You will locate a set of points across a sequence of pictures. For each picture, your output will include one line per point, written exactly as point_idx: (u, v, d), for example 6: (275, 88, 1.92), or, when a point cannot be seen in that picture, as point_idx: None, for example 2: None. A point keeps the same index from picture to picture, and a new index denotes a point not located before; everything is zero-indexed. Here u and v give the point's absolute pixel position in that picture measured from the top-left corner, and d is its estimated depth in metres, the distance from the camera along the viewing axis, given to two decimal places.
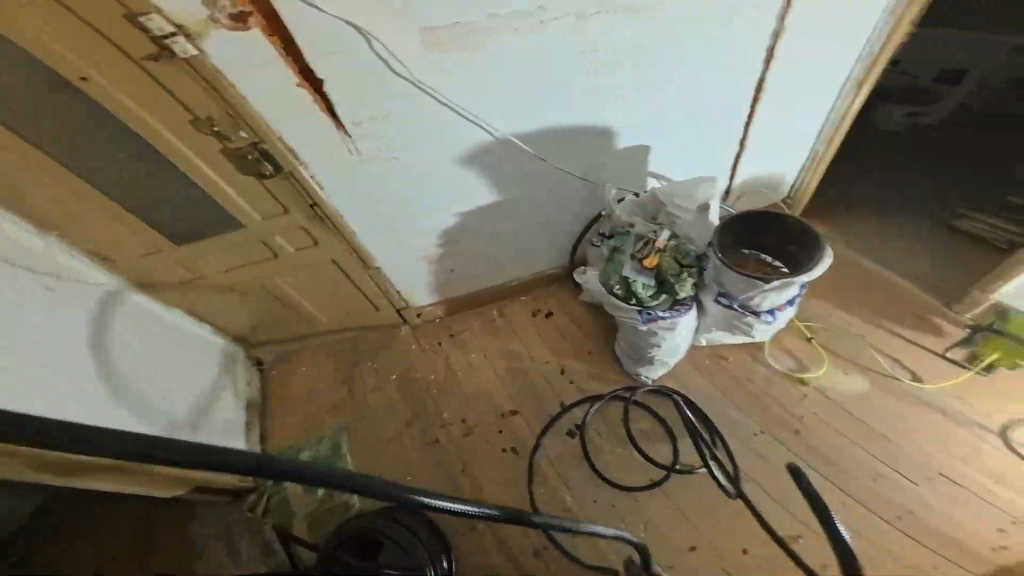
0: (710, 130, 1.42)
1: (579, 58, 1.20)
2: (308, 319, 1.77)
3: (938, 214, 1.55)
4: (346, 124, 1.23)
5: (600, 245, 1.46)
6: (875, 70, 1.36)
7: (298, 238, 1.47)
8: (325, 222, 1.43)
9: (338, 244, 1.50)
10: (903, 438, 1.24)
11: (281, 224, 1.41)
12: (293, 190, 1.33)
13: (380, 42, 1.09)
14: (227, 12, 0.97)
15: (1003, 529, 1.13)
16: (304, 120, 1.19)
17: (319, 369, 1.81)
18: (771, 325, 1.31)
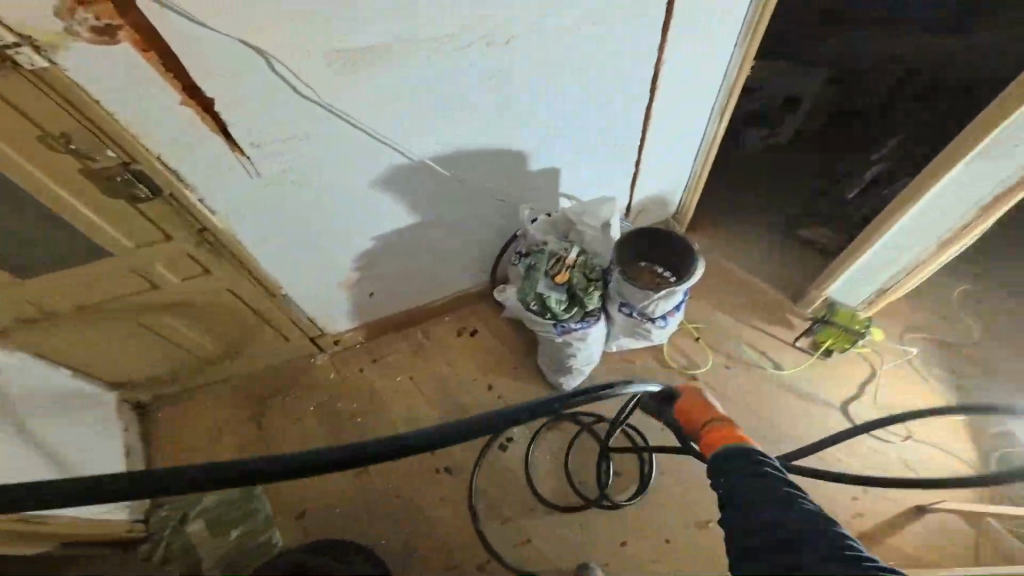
0: (611, 157, 1.55)
1: (484, 83, 1.21)
2: (204, 353, 1.61)
3: (786, 225, 1.86)
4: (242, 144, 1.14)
5: (517, 264, 1.51)
6: (730, 102, 1.52)
7: (186, 267, 1.34)
8: (216, 247, 1.32)
9: (234, 270, 1.39)
10: (771, 419, 1.51)
11: (161, 252, 1.27)
12: (175, 214, 1.21)
13: (284, 65, 1.02)
14: (88, 24, 0.85)
15: (856, 497, 1.41)
16: (190, 140, 1.09)
17: (225, 408, 1.69)
18: (665, 329, 1.47)
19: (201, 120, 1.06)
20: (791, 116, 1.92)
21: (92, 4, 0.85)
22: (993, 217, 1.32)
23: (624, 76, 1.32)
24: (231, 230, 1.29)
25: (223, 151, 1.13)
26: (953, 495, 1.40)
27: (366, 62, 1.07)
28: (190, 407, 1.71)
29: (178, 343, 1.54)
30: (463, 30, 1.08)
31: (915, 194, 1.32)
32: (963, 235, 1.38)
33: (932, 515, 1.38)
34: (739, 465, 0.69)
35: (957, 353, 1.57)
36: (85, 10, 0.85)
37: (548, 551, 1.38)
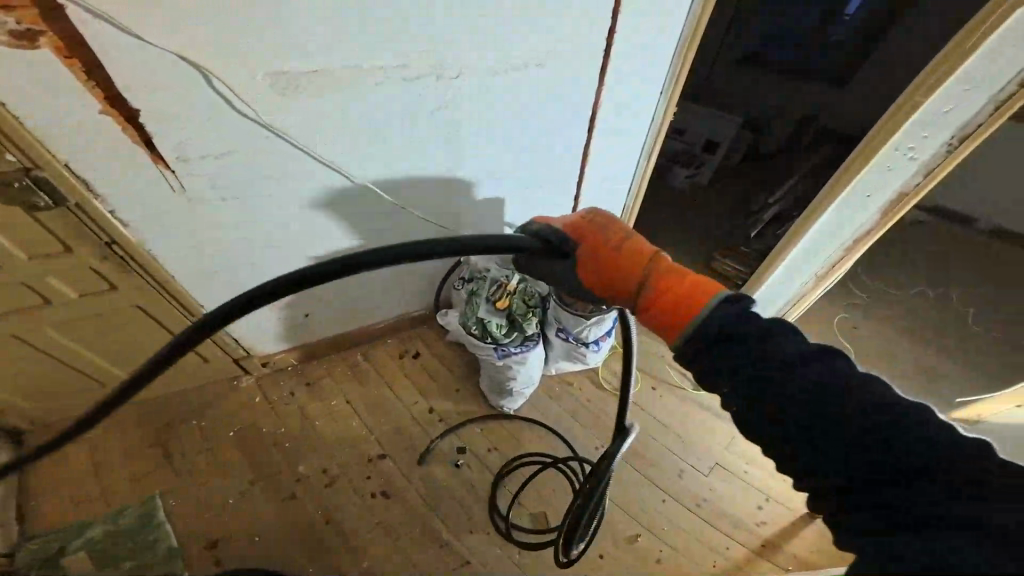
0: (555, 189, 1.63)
1: (436, 114, 1.24)
2: (103, 378, 1.44)
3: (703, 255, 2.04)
4: (169, 159, 1.06)
5: (460, 288, 1.58)
6: (658, 146, 1.67)
7: (87, 281, 1.20)
8: (125, 263, 1.20)
9: (146, 285, 1.27)
10: (691, 435, 1.61)
11: (57, 264, 1.14)
12: (81, 225, 1.09)
13: (223, 82, 0.98)
14: (7, 28, 0.78)
15: (761, 505, 1.49)
16: (106, 150, 0.99)
17: (120, 434, 1.49)
18: (599, 352, 1.56)
19: (123, 130, 0.98)
20: (710, 158, 2.21)
21: (13, 7, 0.78)
22: (854, 255, 1.58)
23: (562, 113, 1.40)
24: (144, 244, 1.18)
25: (146, 165, 1.05)
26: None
27: (315, 84, 1.06)
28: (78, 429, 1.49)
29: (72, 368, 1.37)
30: (415, 61, 1.11)
31: (797, 233, 1.54)
32: (834, 270, 1.63)
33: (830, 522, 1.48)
34: (718, 323, 0.73)
35: None
36: (6, 14, 0.78)
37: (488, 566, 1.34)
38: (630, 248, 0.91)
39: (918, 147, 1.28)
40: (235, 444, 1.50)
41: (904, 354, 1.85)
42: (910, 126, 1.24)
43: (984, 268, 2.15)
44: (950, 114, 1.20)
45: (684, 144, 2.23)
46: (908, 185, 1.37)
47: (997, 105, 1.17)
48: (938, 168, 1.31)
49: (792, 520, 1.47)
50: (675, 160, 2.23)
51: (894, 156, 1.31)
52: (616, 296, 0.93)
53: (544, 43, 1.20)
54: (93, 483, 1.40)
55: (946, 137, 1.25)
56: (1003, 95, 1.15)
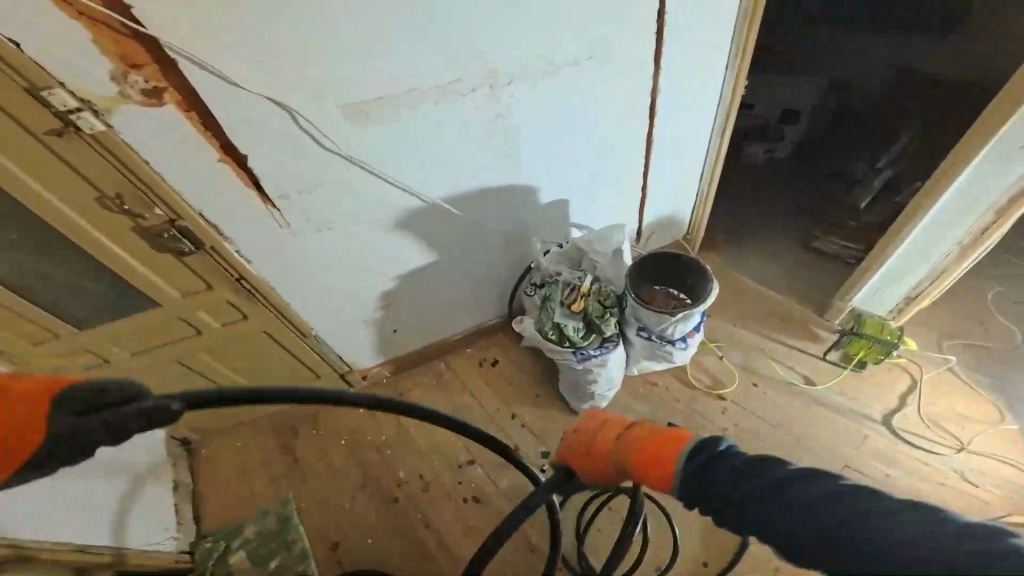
0: (568, 193, 1.55)
1: (496, 123, 1.30)
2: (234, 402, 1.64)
3: (803, 237, 1.83)
4: (272, 196, 1.24)
5: (533, 294, 1.59)
6: (729, 125, 1.59)
7: (223, 313, 1.42)
8: (252, 294, 1.41)
9: (268, 313, 1.47)
10: (811, 438, 1.40)
11: (201, 299, 1.36)
12: (216, 267, 1.31)
13: (307, 119, 1.13)
14: (139, 87, 0.98)
15: None
16: (220, 190, 1.18)
17: (257, 447, 1.65)
18: (686, 350, 1.45)
19: (238, 176, 1.17)
20: (791, 128, 1.94)
21: (142, 68, 0.97)
22: (1010, 218, 1.29)
23: (587, 108, 1.37)
24: (262, 277, 1.38)
25: (256, 205, 1.23)
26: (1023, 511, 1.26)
27: (381, 111, 1.17)
28: (219, 446, 1.66)
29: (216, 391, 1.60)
30: (472, 74, 1.19)
31: (923, 202, 1.33)
32: (982, 240, 1.34)
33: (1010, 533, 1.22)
34: (713, 473, 0.66)
35: (997, 358, 1.49)
36: (137, 74, 0.97)
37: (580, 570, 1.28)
38: (597, 430, 0.80)
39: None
40: (348, 451, 1.60)
41: None
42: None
43: None
44: None
45: (757, 118, 1.96)
46: None
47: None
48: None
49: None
50: (747, 135, 1.99)
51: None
52: (609, 479, 0.78)
53: (591, 36, 1.23)
54: (241, 489, 1.58)
55: None
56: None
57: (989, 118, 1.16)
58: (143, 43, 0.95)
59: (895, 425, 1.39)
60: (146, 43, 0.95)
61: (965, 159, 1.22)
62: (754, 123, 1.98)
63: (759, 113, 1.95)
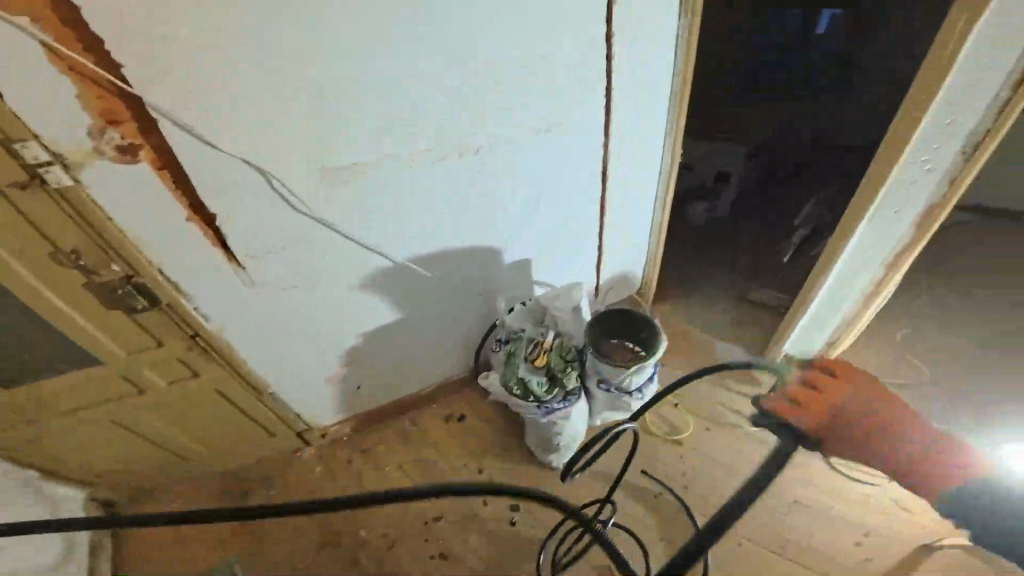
0: (568, 194, 1.57)
1: (465, 190, 1.38)
2: (187, 454, 1.59)
3: (739, 289, 2.00)
4: (239, 256, 1.23)
5: (498, 349, 1.63)
6: (668, 190, 1.77)
7: (174, 371, 1.36)
8: (207, 352, 1.36)
9: (223, 372, 1.41)
10: (765, 475, 1.48)
11: (151, 357, 1.30)
12: (170, 324, 1.27)
13: (282, 183, 1.15)
14: (114, 143, 0.98)
15: (859, 542, 1.36)
16: (186, 248, 1.17)
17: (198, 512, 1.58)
18: (644, 400, 1.54)
19: (205, 235, 1.17)
20: (725, 188, 2.19)
21: (120, 125, 0.98)
22: (899, 272, 1.53)
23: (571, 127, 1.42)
24: (220, 335, 1.34)
25: (221, 264, 1.22)
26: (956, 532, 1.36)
27: (354, 175, 1.22)
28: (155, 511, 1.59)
29: (164, 446, 1.53)
30: (441, 142, 1.27)
31: (832, 260, 1.52)
32: (883, 287, 1.57)
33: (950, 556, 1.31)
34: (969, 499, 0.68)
35: (912, 394, 1.67)
36: (115, 130, 0.97)
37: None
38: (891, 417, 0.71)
39: (933, 159, 1.31)
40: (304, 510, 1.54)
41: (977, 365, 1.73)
42: (920, 139, 1.26)
43: None
44: (952, 123, 1.24)
45: (695, 179, 2.22)
46: (935, 195, 1.39)
47: (997, 110, 1.21)
48: (961, 174, 1.33)
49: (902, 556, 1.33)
50: (690, 195, 2.22)
51: (911, 170, 1.33)
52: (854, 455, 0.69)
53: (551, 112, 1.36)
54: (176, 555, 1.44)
55: (957, 146, 1.29)
56: (1000, 101, 1.19)
57: (866, 191, 1.38)
58: (127, 101, 0.96)
59: (835, 458, 1.50)
60: (129, 100, 0.96)
61: (857, 221, 1.43)
62: (693, 183, 2.22)
63: (697, 174, 2.20)
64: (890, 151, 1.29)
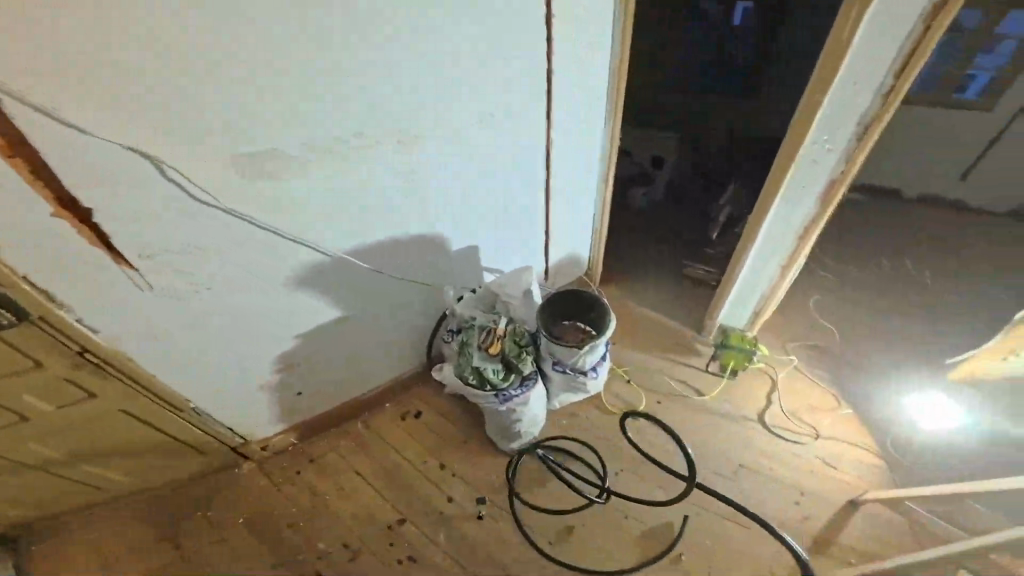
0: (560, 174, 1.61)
1: (400, 179, 1.28)
2: (99, 483, 1.42)
3: (676, 267, 2.10)
4: (130, 257, 1.07)
5: (451, 340, 1.58)
6: (611, 171, 1.75)
7: (63, 394, 1.18)
8: (102, 368, 1.19)
9: (123, 389, 1.24)
10: (710, 445, 1.60)
11: (29, 381, 1.12)
12: (49, 341, 1.09)
13: (177, 171, 1.00)
14: None
15: (797, 501, 1.50)
16: (57, 253, 0.99)
17: (128, 531, 1.47)
18: (598, 378, 1.57)
19: (79, 234, 0.99)
20: (660, 173, 2.26)
21: None
22: (810, 244, 1.59)
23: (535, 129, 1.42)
24: (115, 348, 1.17)
25: (107, 266, 1.05)
26: (873, 485, 1.53)
27: (275, 166, 1.10)
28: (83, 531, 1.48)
29: (70, 477, 1.36)
30: (375, 130, 1.15)
31: (753, 232, 1.61)
32: (795, 260, 1.64)
33: (871, 508, 1.47)
34: None
35: (833, 356, 1.85)
36: None
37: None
38: None
39: (831, 139, 1.38)
40: (254, 528, 1.46)
41: (884, 329, 1.93)
42: (818, 120, 1.35)
43: (937, 233, 2.25)
44: (847, 106, 1.31)
45: (635, 165, 2.29)
46: (834, 175, 1.44)
47: (883, 95, 1.27)
48: (856, 155, 1.39)
49: (833, 512, 1.48)
50: (630, 181, 2.30)
51: (812, 150, 1.41)
52: None
53: (495, 100, 1.28)
54: None
55: (852, 128, 1.35)
56: (886, 86, 1.25)
57: (779, 168, 1.47)
58: None
59: (770, 421, 1.66)
60: None
61: (771, 197, 1.53)
62: (633, 169, 2.30)
63: (636, 161, 2.28)
64: (798, 129, 1.38)
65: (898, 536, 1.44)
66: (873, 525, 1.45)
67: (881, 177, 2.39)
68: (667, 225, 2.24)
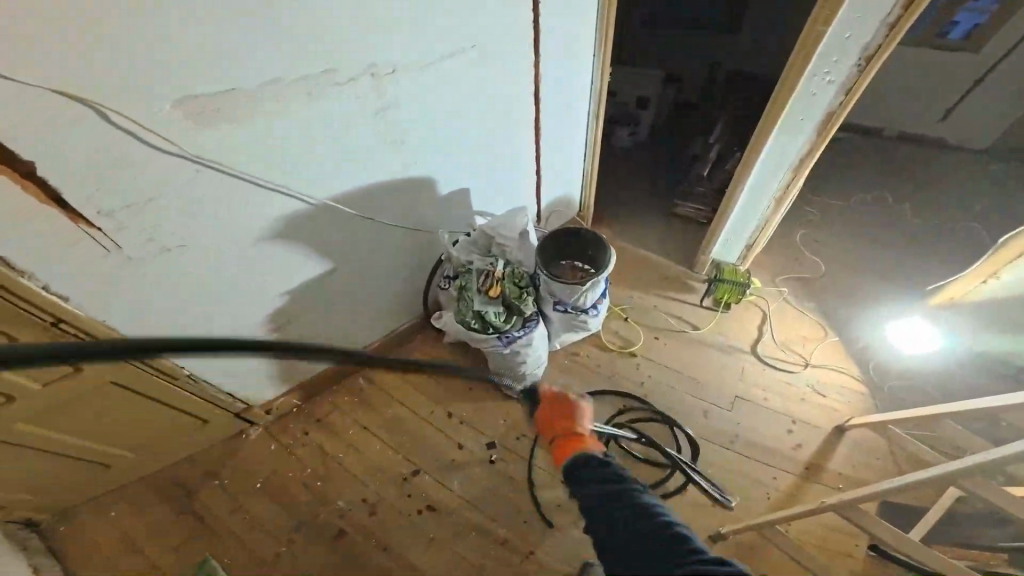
0: (555, 111, 1.58)
1: (377, 116, 1.19)
2: (107, 460, 1.38)
3: (666, 205, 2.09)
4: (90, 216, 0.96)
5: (447, 287, 1.55)
6: (601, 103, 1.68)
7: (46, 371, 1.10)
8: (81, 339, 1.11)
9: (111, 360, 1.18)
10: (708, 378, 1.65)
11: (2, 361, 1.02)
12: (16, 312, 0.99)
13: (123, 115, 0.88)
14: None
15: (791, 429, 1.56)
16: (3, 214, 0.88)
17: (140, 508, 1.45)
18: (599, 315, 1.57)
19: (24, 190, 0.87)
20: (646, 113, 2.19)
21: None
22: (803, 177, 1.57)
23: (518, 56, 1.34)
24: (91, 315, 1.09)
25: (65, 227, 0.95)
26: (860, 409, 1.61)
27: (239, 107, 0.99)
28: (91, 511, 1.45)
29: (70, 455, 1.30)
30: (349, 63, 1.07)
31: (748, 165, 1.58)
32: (788, 194, 1.62)
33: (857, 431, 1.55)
34: None
35: (819, 286, 1.90)
36: None
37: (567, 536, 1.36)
38: None
39: (832, 71, 1.33)
40: (271, 491, 1.47)
41: (867, 261, 1.98)
42: (819, 53, 1.29)
43: (918, 165, 2.28)
44: (851, 37, 1.25)
45: (621, 105, 2.21)
46: (832, 107, 1.39)
47: (888, 27, 1.21)
48: (856, 86, 1.33)
49: (821, 437, 1.55)
50: (615, 122, 2.23)
51: (813, 82, 1.36)
52: None
53: (476, 25, 1.20)
54: (132, 560, 1.39)
55: (853, 58, 1.29)
56: (891, 18, 1.19)
57: (778, 100, 1.42)
58: None
59: (763, 352, 1.71)
60: None
61: (768, 131, 1.49)
62: (619, 110, 2.22)
63: (621, 101, 2.19)
64: (800, 59, 1.32)
65: (879, 458, 1.51)
66: (858, 449, 1.53)
67: (865, 113, 2.39)
68: (654, 164, 2.20)
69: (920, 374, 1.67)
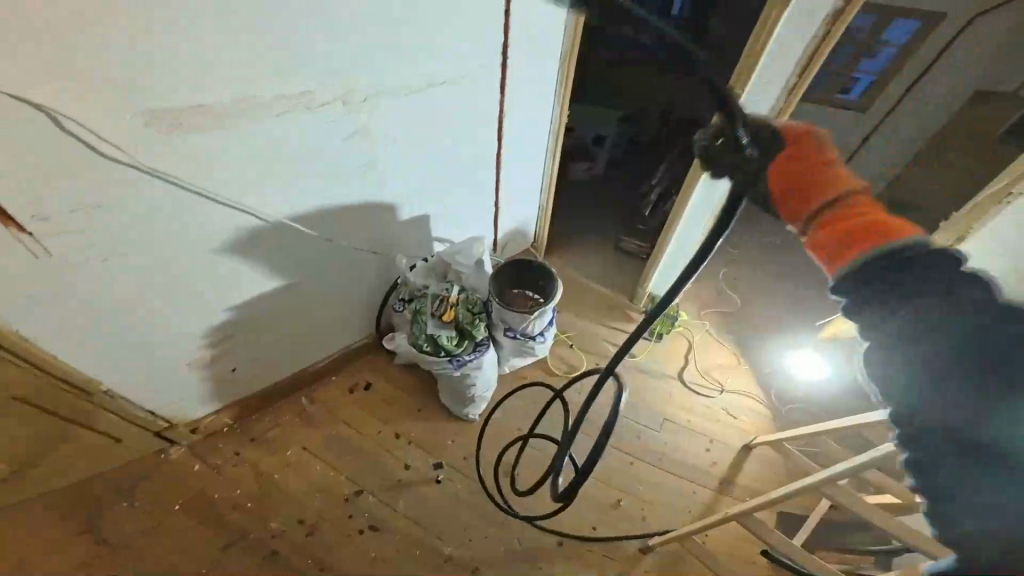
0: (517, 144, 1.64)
1: (345, 140, 1.19)
2: None
3: (612, 238, 2.24)
4: (20, 220, 0.91)
5: (402, 310, 1.58)
6: (559, 143, 1.77)
7: None
8: None
9: (23, 371, 1.10)
10: (641, 402, 1.80)
11: None
12: None
13: (74, 120, 0.85)
14: None
15: (709, 448, 1.74)
16: None
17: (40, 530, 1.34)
18: (547, 342, 1.65)
19: None
20: (601, 150, 2.34)
21: None
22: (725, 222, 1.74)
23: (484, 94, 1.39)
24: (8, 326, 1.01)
25: None
26: (766, 429, 1.82)
27: (196, 122, 0.97)
28: None
29: None
30: (319, 87, 1.07)
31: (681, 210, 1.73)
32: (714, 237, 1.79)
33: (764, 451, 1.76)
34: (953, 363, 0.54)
35: (740, 319, 2.13)
36: None
37: (506, 552, 1.44)
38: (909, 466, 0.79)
39: None
40: (196, 511, 1.41)
41: (780, 298, 2.23)
42: (735, 113, 1.39)
43: None
44: (759, 100, 1.36)
45: (578, 140, 2.34)
46: None
47: (787, 91, 1.33)
48: None
49: (733, 455, 1.74)
50: (571, 155, 2.36)
51: None
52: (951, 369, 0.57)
53: (448, 63, 1.24)
54: None
55: (761, 118, 1.40)
56: (790, 83, 1.31)
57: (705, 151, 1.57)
58: None
59: (690, 378, 1.90)
60: None
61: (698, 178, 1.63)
62: (576, 144, 2.35)
63: (578, 136, 2.33)
64: None
65: (779, 474, 1.73)
66: (763, 465, 1.73)
67: None
68: (603, 198, 2.36)
69: (816, 400, 1.92)
